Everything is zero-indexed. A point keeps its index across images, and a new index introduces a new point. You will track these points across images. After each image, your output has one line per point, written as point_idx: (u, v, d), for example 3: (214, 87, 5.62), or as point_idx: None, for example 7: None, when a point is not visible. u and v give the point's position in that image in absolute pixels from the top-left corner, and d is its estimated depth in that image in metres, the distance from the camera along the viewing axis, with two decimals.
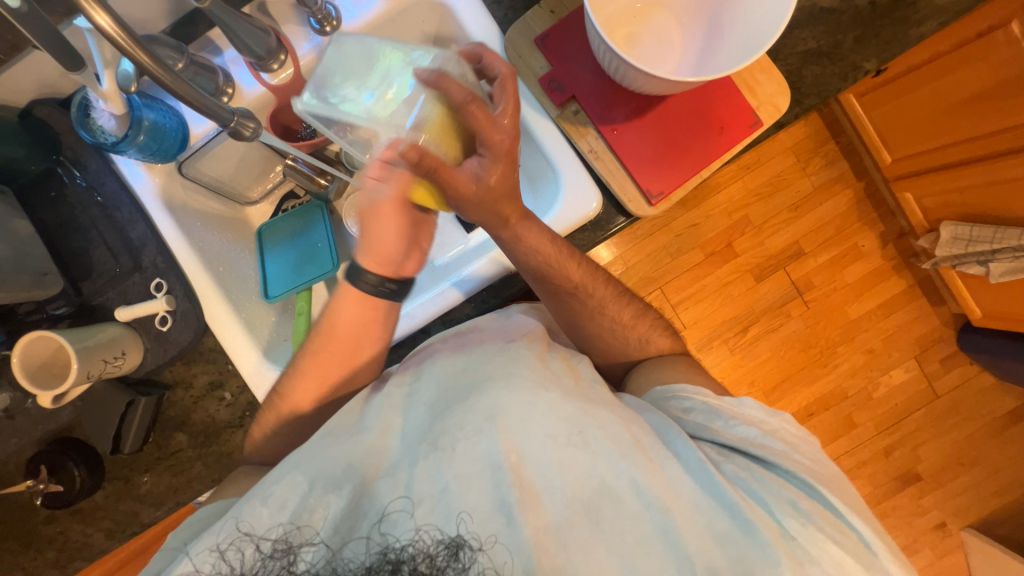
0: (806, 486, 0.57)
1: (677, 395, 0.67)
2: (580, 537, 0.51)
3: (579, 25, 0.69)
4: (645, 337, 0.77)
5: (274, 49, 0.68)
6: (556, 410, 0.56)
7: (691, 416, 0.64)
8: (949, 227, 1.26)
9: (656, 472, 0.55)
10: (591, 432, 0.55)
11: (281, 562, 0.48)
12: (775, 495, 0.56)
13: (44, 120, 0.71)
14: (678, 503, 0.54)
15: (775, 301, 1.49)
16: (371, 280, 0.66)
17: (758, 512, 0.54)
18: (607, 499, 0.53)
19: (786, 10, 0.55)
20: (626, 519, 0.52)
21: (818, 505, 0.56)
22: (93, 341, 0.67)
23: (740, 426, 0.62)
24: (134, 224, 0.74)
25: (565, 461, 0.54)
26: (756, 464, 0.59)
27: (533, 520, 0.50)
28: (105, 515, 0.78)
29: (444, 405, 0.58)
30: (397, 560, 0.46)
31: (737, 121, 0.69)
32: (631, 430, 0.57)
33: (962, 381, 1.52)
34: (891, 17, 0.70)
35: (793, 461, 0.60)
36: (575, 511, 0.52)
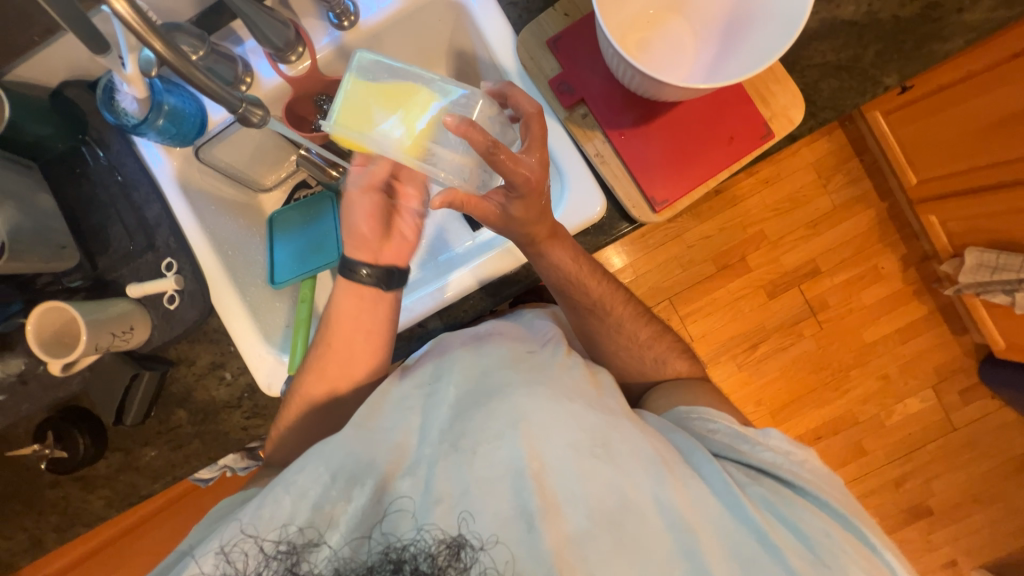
0: (838, 516, 0.56)
1: (709, 417, 0.65)
2: (601, 550, 0.50)
3: (592, 28, 0.69)
4: (661, 357, 0.76)
5: (292, 42, 0.70)
6: (579, 419, 0.56)
7: (717, 437, 0.63)
8: (974, 252, 1.22)
9: (680, 490, 0.54)
10: (614, 445, 0.55)
11: (286, 562, 0.49)
12: (805, 519, 0.54)
13: (73, 100, 0.74)
14: (704, 525, 0.53)
15: (788, 318, 1.46)
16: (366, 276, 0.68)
17: (786, 539, 0.53)
18: (630, 515, 0.52)
19: (801, 20, 0.54)
20: (648, 535, 0.51)
21: (851, 535, 0.54)
22: (103, 314, 0.70)
23: (768, 451, 0.61)
24: (151, 205, 0.76)
25: (589, 472, 0.53)
26: (785, 488, 0.58)
27: (554, 530, 0.50)
28: (106, 484, 0.80)
29: (464, 408, 0.58)
30: (398, 560, 0.49)
31: (748, 132, 0.68)
32: (656, 446, 0.57)
33: (982, 415, 1.45)
34: (916, 32, 0.68)
35: (825, 490, 0.58)
36: (597, 522, 0.51)
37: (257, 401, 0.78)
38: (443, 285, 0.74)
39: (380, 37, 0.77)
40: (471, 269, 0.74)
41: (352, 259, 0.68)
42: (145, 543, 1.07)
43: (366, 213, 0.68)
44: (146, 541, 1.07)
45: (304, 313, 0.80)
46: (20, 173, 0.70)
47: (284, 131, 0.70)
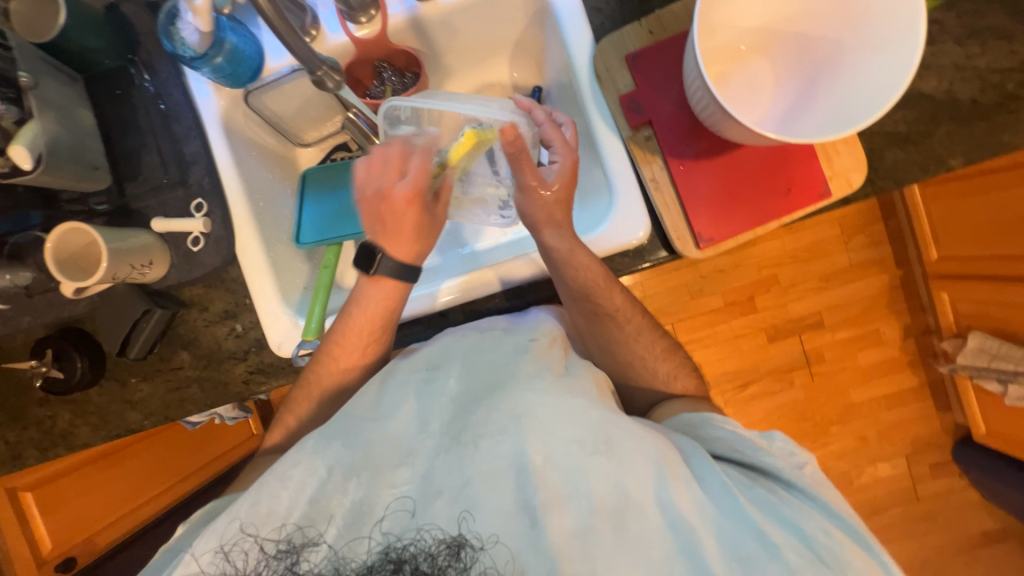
0: (838, 517, 0.54)
1: (711, 424, 0.63)
2: (604, 544, 0.50)
3: (676, 51, 0.67)
4: (672, 372, 0.74)
5: (365, 3, 0.70)
6: (582, 414, 0.54)
7: (719, 442, 0.61)
8: (977, 337, 1.23)
9: (680, 488, 0.52)
10: (617, 440, 0.53)
11: (286, 562, 0.50)
12: (806, 521, 0.52)
13: (128, 18, 0.73)
14: (705, 525, 0.51)
15: (784, 364, 1.48)
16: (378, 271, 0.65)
17: (787, 540, 0.51)
18: (632, 512, 0.51)
19: (906, 75, 0.51)
20: (648, 533, 0.51)
21: (849, 535, 0.52)
22: (126, 244, 0.68)
23: (768, 457, 0.59)
24: (190, 140, 0.74)
25: (591, 469, 0.52)
26: (782, 488, 0.56)
27: (556, 526, 0.50)
28: (95, 411, 0.79)
29: (469, 400, 0.58)
30: (399, 560, 0.50)
31: (807, 187, 0.67)
32: (658, 443, 0.54)
33: (946, 491, 1.49)
34: (991, 119, 0.67)
35: (824, 492, 0.56)
36: (600, 518, 0.51)
37: (264, 358, 0.77)
38: (471, 273, 0.73)
39: (454, 16, 0.75)
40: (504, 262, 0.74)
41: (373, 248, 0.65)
42: (148, 455, 1.13)
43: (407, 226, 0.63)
44: (145, 454, 1.12)
45: (326, 279, 0.76)
46: (63, 82, 0.67)
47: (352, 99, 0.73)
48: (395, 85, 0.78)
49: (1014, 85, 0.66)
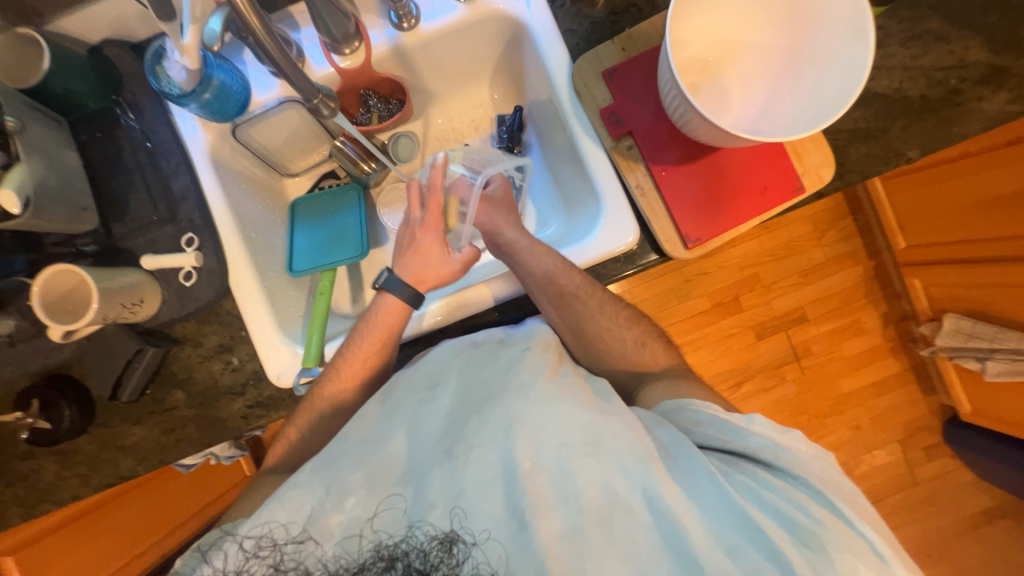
0: (818, 494, 0.50)
1: (690, 407, 0.60)
2: (592, 546, 0.47)
3: (649, 65, 0.71)
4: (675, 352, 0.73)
5: (350, 36, 0.71)
6: (571, 418, 0.52)
7: (701, 429, 0.58)
8: (952, 319, 1.29)
9: (669, 484, 0.49)
10: (606, 441, 0.51)
11: (270, 561, 0.48)
12: (787, 505, 0.49)
13: (111, 60, 0.74)
14: (695, 519, 0.48)
15: (773, 360, 1.51)
16: (403, 294, 0.69)
17: (772, 525, 0.47)
18: (619, 510, 0.48)
19: (860, 81, 0.56)
20: (637, 531, 0.48)
21: (830, 512, 0.49)
22: (116, 283, 0.67)
23: (752, 436, 0.55)
24: (179, 176, 0.74)
25: (580, 470, 0.49)
26: (761, 470, 0.53)
27: (545, 528, 0.47)
28: (84, 461, 0.75)
29: (462, 411, 0.55)
30: (391, 556, 0.47)
31: (781, 184, 0.71)
32: (644, 441, 0.52)
33: (941, 472, 1.52)
34: (941, 112, 0.72)
35: (809, 472, 0.52)
36: (588, 519, 0.48)
37: (262, 391, 0.75)
38: (484, 282, 0.74)
39: (435, 43, 0.78)
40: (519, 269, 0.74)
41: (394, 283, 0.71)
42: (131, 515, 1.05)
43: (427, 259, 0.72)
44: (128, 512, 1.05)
45: (322, 306, 0.75)
46: (48, 126, 0.67)
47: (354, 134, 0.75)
48: (381, 112, 0.83)
49: (957, 80, 0.72)
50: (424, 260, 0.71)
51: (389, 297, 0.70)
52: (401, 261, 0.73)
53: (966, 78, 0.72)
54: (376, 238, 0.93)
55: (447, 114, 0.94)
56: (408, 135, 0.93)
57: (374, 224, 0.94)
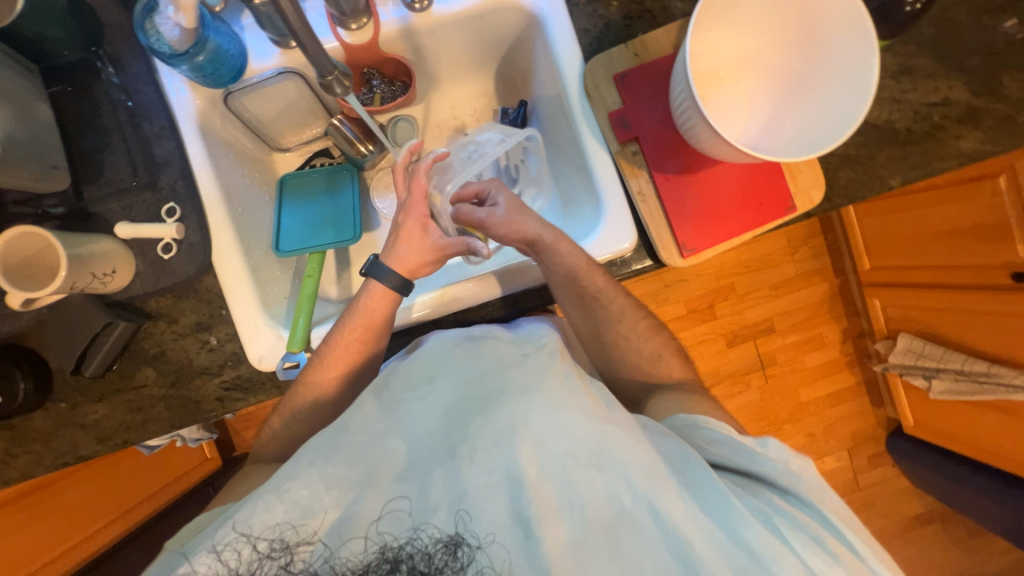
0: (832, 527, 0.53)
1: (706, 426, 0.62)
2: (599, 559, 0.47)
3: (659, 73, 0.72)
4: (659, 364, 0.75)
5: (358, 11, 0.69)
6: (576, 425, 0.52)
7: (716, 448, 0.60)
8: (905, 338, 1.38)
9: (676, 500, 0.50)
10: (613, 453, 0.51)
11: (280, 562, 0.46)
12: (797, 531, 0.51)
13: (92, 8, 0.68)
14: (699, 535, 0.49)
15: (741, 367, 1.58)
16: (395, 281, 0.67)
17: (784, 551, 0.49)
18: (625, 524, 0.49)
19: (862, 110, 0.58)
20: (643, 546, 0.48)
21: (838, 542, 0.52)
22: (86, 251, 0.62)
23: (768, 461, 0.57)
24: (163, 141, 0.69)
25: (586, 481, 0.50)
26: (775, 497, 0.55)
27: (551, 538, 0.47)
28: (38, 438, 0.70)
29: (464, 412, 0.55)
30: (395, 559, 0.46)
31: (775, 202, 0.74)
32: (650, 455, 0.53)
33: (882, 480, 1.64)
34: (922, 146, 0.77)
35: (819, 501, 0.55)
36: (595, 532, 0.48)
37: (240, 374, 0.72)
38: (476, 277, 0.72)
39: (445, 27, 0.76)
40: (513, 266, 0.73)
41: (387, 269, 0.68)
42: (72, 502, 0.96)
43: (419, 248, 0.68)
44: (65, 499, 0.95)
45: (309, 289, 0.73)
46: (18, 73, 0.61)
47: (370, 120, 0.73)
48: (384, 93, 0.81)
49: (939, 117, 0.77)
50: (416, 248, 0.68)
51: (374, 284, 0.68)
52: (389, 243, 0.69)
53: (947, 116, 0.76)
54: (367, 222, 0.91)
55: (449, 101, 0.92)
56: (407, 119, 0.89)
57: (365, 207, 0.91)
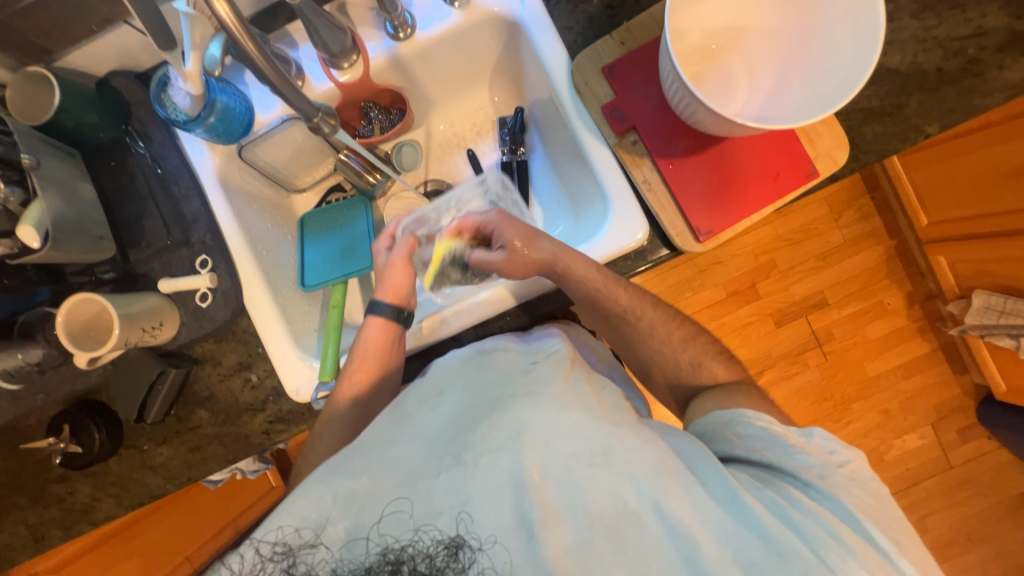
0: (866, 531, 0.48)
1: (745, 421, 0.60)
2: (601, 561, 0.46)
3: (649, 57, 0.70)
4: (692, 356, 0.71)
5: (347, 49, 0.71)
6: (579, 428, 0.51)
7: (745, 442, 0.58)
8: (982, 295, 1.24)
9: (682, 501, 0.48)
10: (617, 453, 0.50)
11: (281, 565, 0.46)
12: (823, 531, 0.47)
13: (118, 90, 0.75)
14: (706, 532, 0.46)
15: (794, 347, 1.48)
16: (388, 311, 0.71)
17: (803, 549, 0.45)
18: (630, 524, 0.47)
19: (872, 61, 0.54)
20: (647, 547, 0.46)
21: (869, 545, 0.47)
22: (135, 309, 0.68)
23: (802, 455, 0.54)
24: (190, 201, 0.75)
25: (590, 483, 0.48)
26: (796, 488, 0.52)
27: (553, 540, 0.46)
28: (117, 481, 0.78)
29: (469, 419, 0.54)
30: (397, 560, 0.46)
31: (793, 170, 0.69)
32: (657, 453, 0.51)
33: (978, 454, 1.47)
34: (958, 84, 0.69)
35: (853, 501, 0.50)
36: (598, 532, 0.47)
37: (282, 406, 0.76)
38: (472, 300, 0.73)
39: (432, 50, 0.78)
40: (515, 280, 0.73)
41: (375, 301, 0.71)
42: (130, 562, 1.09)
43: (397, 280, 0.72)
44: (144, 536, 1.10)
45: (335, 320, 0.76)
46: (63, 160, 0.68)
47: (361, 152, 0.81)
48: (383, 122, 0.84)
49: (975, 50, 0.69)
50: (397, 277, 0.72)
51: (371, 319, 0.71)
52: (378, 283, 0.74)
53: (984, 47, 0.69)
54: None
55: (448, 120, 0.93)
56: (411, 144, 0.93)
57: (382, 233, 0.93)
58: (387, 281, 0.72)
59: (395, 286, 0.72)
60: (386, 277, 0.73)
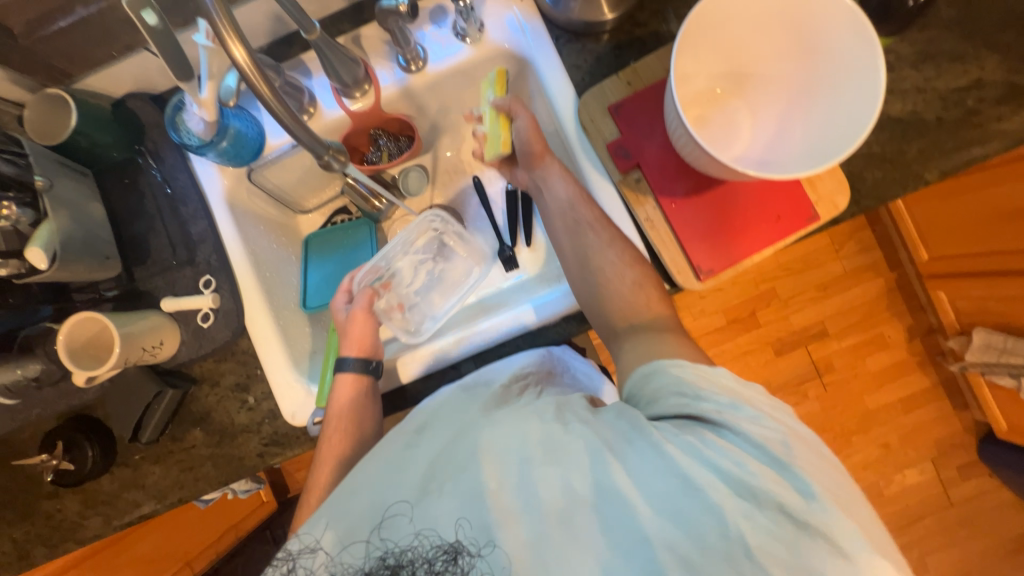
0: (783, 468, 0.47)
1: (658, 371, 0.54)
2: (562, 543, 0.48)
3: (654, 99, 0.71)
4: None
5: (360, 79, 0.74)
6: (534, 430, 0.53)
7: (662, 396, 0.53)
8: (982, 333, 1.24)
9: (625, 476, 0.49)
10: (566, 446, 0.51)
11: (282, 569, 0.51)
12: (746, 479, 0.46)
13: (134, 111, 0.76)
14: (647, 502, 0.47)
15: (793, 377, 1.47)
16: (355, 363, 0.69)
17: (732, 504, 0.45)
18: (584, 509, 0.49)
19: (872, 117, 0.55)
20: (603, 529, 0.48)
21: (793, 486, 0.46)
22: (136, 327, 0.69)
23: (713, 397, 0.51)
24: (197, 221, 0.76)
25: (543, 477, 0.50)
26: (706, 430, 0.49)
27: (514, 532, 0.49)
28: (107, 500, 0.77)
29: (438, 434, 0.57)
30: (397, 564, 0.49)
31: (794, 213, 0.70)
32: (600, 434, 0.52)
33: (979, 493, 1.44)
34: (957, 133, 0.71)
35: (768, 436, 0.48)
36: (556, 518, 0.49)
37: (277, 429, 0.76)
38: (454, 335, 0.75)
39: (443, 82, 0.80)
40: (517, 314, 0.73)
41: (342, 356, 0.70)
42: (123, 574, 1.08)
43: (359, 332, 0.72)
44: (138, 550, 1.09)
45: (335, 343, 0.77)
46: (74, 180, 0.70)
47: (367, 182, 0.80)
48: (391, 150, 0.84)
49: (974, 101, 0.70)
50: (360, 330, 0.72)
51: (339, 376, 0.69)
52: (341, 339, 0.73)
53: (983, 99, 0.70)
54: None
55: (456, 147, 0.94)
56: (418, 168, 0.94)
57: None
58: (350, 334, 0.72)
59: (359, 338, 0.72)
60: (348, 334, 0.72)
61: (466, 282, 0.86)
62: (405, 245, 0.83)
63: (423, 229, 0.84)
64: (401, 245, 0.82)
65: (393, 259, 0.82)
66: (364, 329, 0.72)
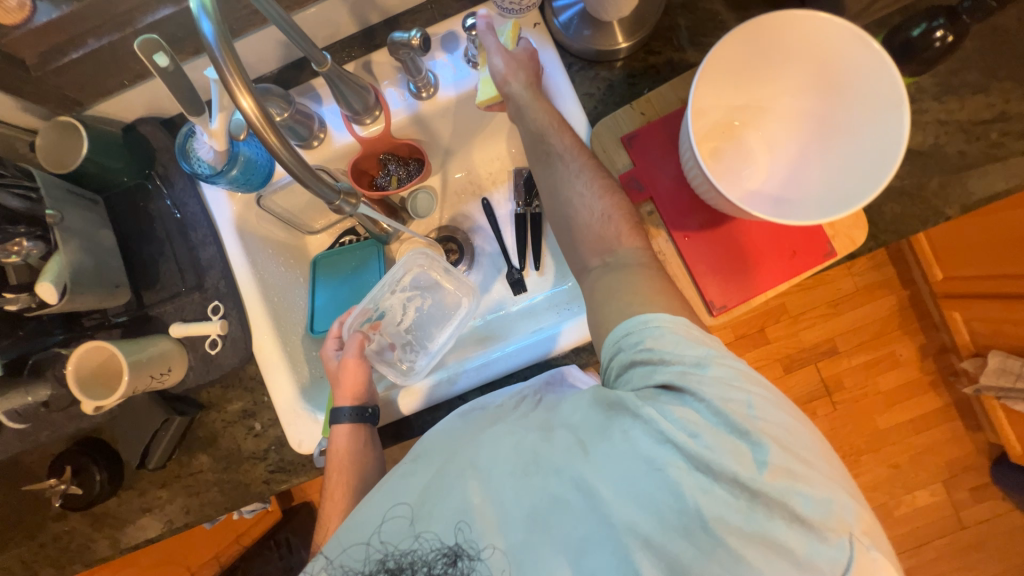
0: (749, 439, 0.45)
1: (622, 345, 0.54)
2: (536, 536, 0.47)
3: (668, 129, 0.70)
4: None
5: (370, 106, 0.74)
6: (515, 439, 0.52)
7: (631, 371, 0.52)
8: (997, 357, 1.21)
9: (591, 463, 0.48)
10: (542, 446, 0.50)
11: None
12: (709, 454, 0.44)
13: (145, 136, 0.76)
14: (614, 488, 0.46)
15: (801, 395, 1.45)
16: (349, 413, 0.68)
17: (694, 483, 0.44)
18: (555, 503, 0.48)
19: (895, 162, 0.53)
20: (573, 519, 0.47)
21: (756, 455, 0.44)
22: (145, 356, 0.69)
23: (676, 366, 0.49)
24: (207, 247, 0.76)
25: (520, 478, 0.49)
26: (668, 399, 0.48)
27: (489, 530, 0.48)
28: (113, 523, 0.77)
29: (426, 447, 0.57)
30: (397, 566, 0.49)
31: (810, 249, 0.68)
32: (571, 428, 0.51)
33: (992, 516, 1.41)
34: (979, 166, 0.69)
35: (732, 404, 0.46)
36: (532, 512, 0.48)
37: (283, 456, 0.75)
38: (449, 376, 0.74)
39: (454, 108, 0.79)
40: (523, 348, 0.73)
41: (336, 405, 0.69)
42: None
43: (352, 381, 0.70)
44: None
45: None
46: (86, 208, 0.70)
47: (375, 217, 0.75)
48: (401, 175, 0.83)
49: (998, 134, 0.69)
50: (352, 377, 0.70)
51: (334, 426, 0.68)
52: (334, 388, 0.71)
53: (1008, 132, 0.68)
54: None
55: (465, 168, 0.93)
56: (427, 190, 0.94)
57: None
58: (342, 381, 0.70)
59: (352, 385, 0.70)
60: (340, 383, 0.70)
61: (460, 310, 0.84)
62: (393, 281, 0.81)
63: (412, 263, 0.82)
64: (391, 281, 0.81)
65: (381, 295, 0.81)
66: (355, 376, 0.70)
